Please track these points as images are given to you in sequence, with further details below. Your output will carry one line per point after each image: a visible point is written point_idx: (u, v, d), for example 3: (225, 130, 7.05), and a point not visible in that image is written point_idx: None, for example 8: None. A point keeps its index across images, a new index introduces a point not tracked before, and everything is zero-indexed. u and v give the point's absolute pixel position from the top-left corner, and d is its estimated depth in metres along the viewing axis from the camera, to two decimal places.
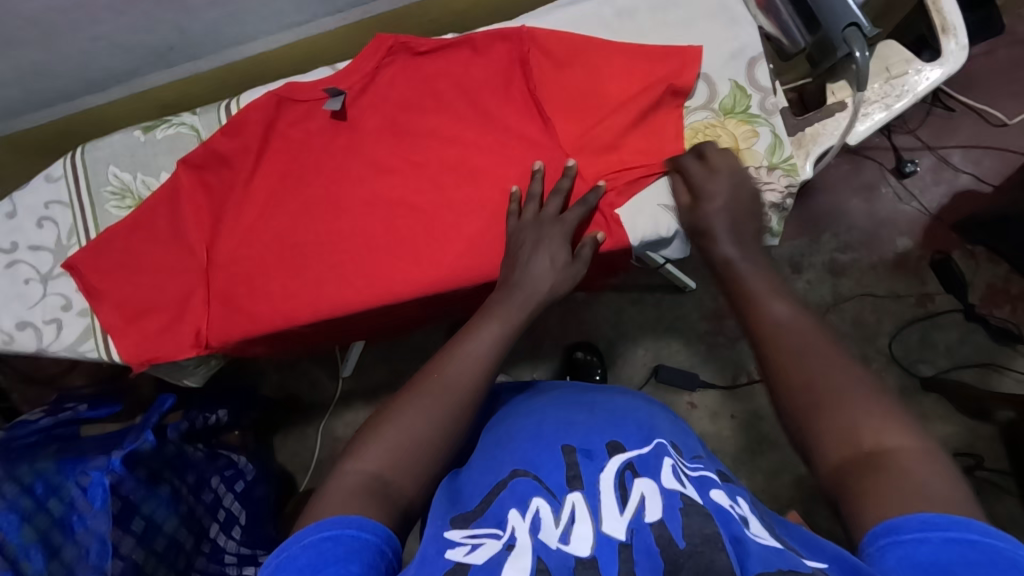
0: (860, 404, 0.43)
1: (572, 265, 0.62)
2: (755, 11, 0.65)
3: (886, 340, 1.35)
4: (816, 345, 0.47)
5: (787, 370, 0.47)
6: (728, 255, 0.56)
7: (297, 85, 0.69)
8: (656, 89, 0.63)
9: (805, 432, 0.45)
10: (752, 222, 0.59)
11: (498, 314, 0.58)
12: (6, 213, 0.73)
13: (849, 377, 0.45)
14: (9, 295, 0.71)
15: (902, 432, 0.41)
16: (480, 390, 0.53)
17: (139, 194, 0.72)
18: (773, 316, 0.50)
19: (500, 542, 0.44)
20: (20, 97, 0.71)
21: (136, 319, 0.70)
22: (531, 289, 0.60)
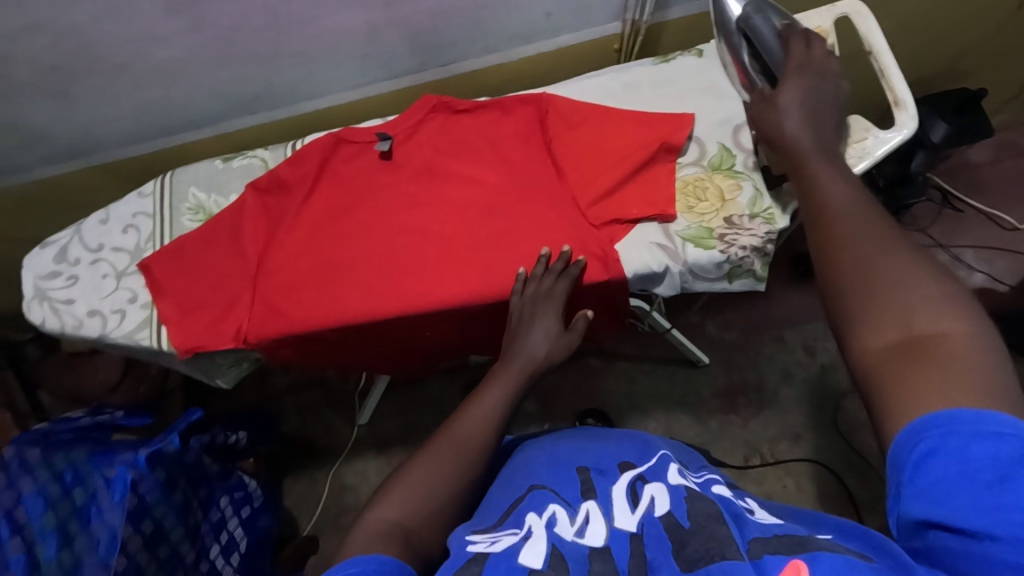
0: (918, 287, 0.40)
1: (567, 335, 0.70)
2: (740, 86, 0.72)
3: None
4: (878, 227, 0.44)
5: (841, 247, 0.44)
6: (791, 131, 0.55)
7: (353, 130, 0.83)
8: (654, 145, 0.74)
9: (846, 313, 0.42)
10: (824, 126, 0.57)
11: (498, 379, 0.62)
12: (100, 219, 0.86)
13: (909, 259, 0.41)
14: (88, 287, 0.83)
15: (958, 318, 0.38)
16: (487, 444, 0.56)
17: (210, 211, 0.85)
18: (835, 200, 0.47)
19: (517, 535, 0.46)
20: (131, 131, 0.88)
21: (189, 313, 0.80)
22: (527, 354, 0.66)
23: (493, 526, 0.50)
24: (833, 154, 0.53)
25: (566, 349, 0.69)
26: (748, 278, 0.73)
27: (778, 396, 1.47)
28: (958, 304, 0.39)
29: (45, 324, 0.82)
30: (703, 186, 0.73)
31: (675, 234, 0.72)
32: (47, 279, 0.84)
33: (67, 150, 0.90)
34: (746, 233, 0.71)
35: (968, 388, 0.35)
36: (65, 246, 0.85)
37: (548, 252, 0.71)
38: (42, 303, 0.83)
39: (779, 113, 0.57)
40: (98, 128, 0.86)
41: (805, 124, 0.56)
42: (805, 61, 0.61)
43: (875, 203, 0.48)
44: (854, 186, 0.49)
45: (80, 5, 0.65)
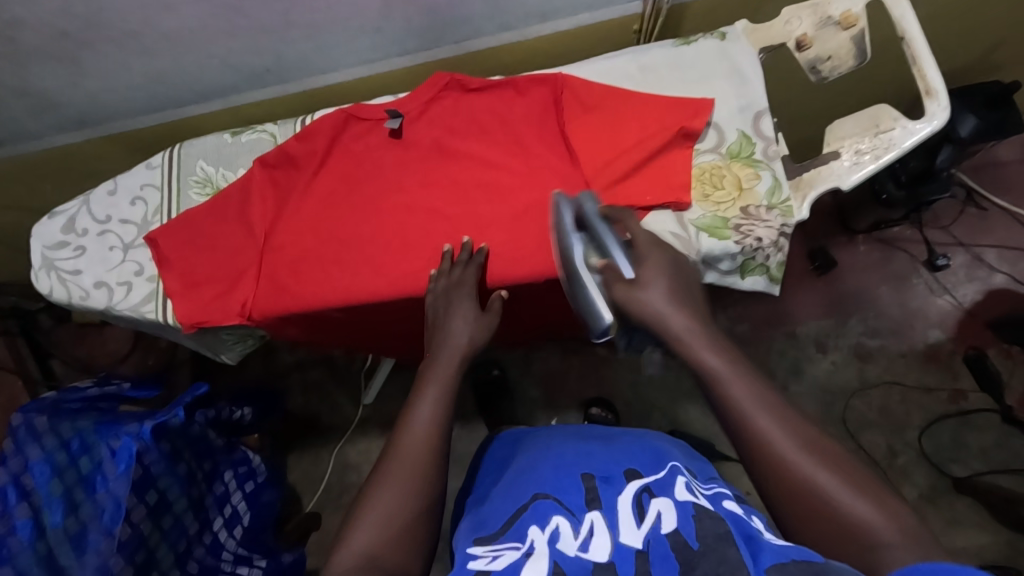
0: (842, 497, 0.46)
1: (484, 317, 0.72)
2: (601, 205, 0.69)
3: (916, 434, 1.41)
4: (791, 435, 0.49)
5: (779, 470, 0.48)
6: (666, 321, 0.60)
7: (363, 107, 0.81)
8: (670, 132, 0.72)
9: (808, 531, 0.47)
10: (691, 298, 0.63)
11: (430, 383, 0.63)
12: (108, 190, 0.86)
13: (833, 470, 0.47)
14: (96, 258, 0.83)
15: (885, 513, 0.44)
16: (435, 450, 0.58)
17: (218, 185, 0.84)
18: (742, 408, 0.51)
19: (518, 551, 0.49)
20: (141, 101, 0.87)
21: (195, 287, 0.79)
22: (454, 344, 0.68)
23: (495, 536, 0.53)
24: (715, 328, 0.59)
25: (490, 327, 0.72)
26: (760, 275, 0.71)
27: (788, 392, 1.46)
28: (878, 498, 0.46)
29: (53, 294, 0.83)
30: (720, 174, 0.71)
31: (689, 223, 0.70)
32: (55, 250, 0.84)
33: (78, 119, 0.89)
34: (762, 225, 0.68)
35: (914, 553, 0.42)
36: (73, 217, 0.85)
37: (469, 243, 0.73)
38: (50, 273, 0.83)
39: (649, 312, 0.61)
40: (109, 98, 0.85)
41: (670, 305, 0.60)
42: (651, 236, 0.65)
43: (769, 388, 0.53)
44: (745, 378, 0.53)
45: None
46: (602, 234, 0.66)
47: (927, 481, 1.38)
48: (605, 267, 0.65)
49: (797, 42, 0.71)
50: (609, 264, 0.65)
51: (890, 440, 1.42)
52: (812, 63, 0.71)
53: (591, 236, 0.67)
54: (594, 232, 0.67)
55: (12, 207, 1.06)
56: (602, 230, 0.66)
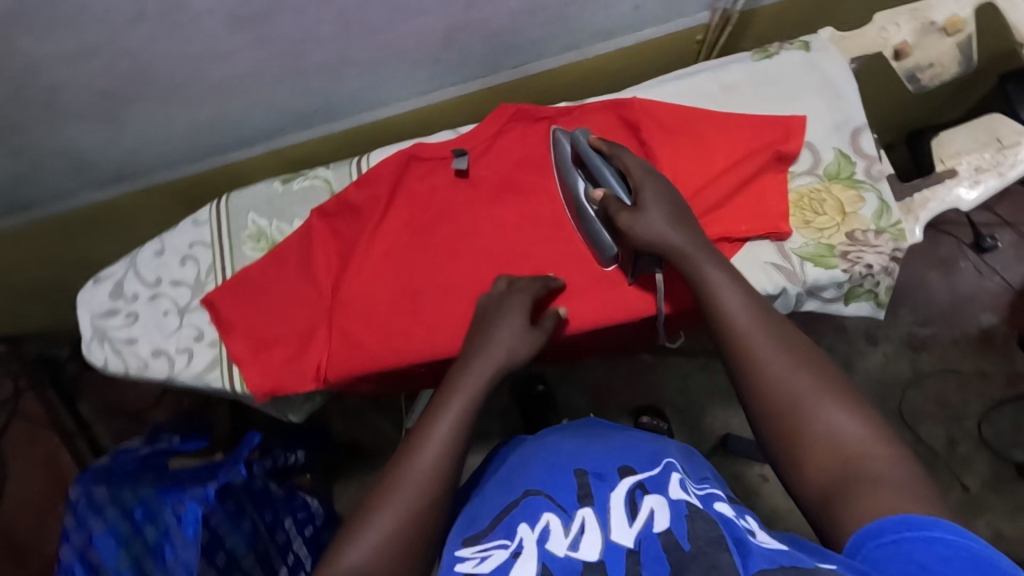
0: (834, 411, 0.48)
1: (535, 331, 0.64)
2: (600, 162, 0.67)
3: (975, 421, 1.37)
4: (786, 347, 0.52)
5: (768, 367, 0.51)
6: (677, 240, 0.60)
7: (424, 146, 0.76)
8: (764, 154, 0.67)
9: (790, 440, 0.49)
10: (695, 224, 0.62)
11: (456, 393, 0.57)
12: (155, 251, 0.81)
13: (818, 378, 0.50)
14: (150, 324, 0.79)
15: (871, 430, 0.47)
16: (445, 474, 0.52)
17: (273, 238, 0.79)
18: (737, 315, 0.55)
19: (506, 551, 0.48)
20: (181, 150, 0.81)
21: (264, 350, 0.75)
22: (490, 355, 0.61)
23: (484, 533, 0.51)
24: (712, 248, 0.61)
25: (534, 346, 0.64)
26: (867, 301, 0.67)
27: None
28: (863, 412, 0.48)
29: (108, 365, 0.78)
30: (820, 198, 0.67)
31: (792, 253, 0.66)
32: (106, 318, 0.79)
33: (115, 173, 0.84)
34: (872, 251, 0.64)
35: (908, 500, 0.42)
36: (120, 281, 0.80)
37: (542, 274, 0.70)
38: (104, 344, 0.79)
39: (663, 227, 0.61)
40: (148, 151, 0.80)
41: (671, 225, 0.61)
42: (642, 166, 0.65)
43: (765, 302, 0.56)
44: (746, 293, 0.56)
45: (139, 27, 0.58)
46: (600, 168, 0.67)
47: (989, 469, 1.35)
48: (603, 197, 0.65)
49: (895, 50, 0.67)
50: (607, 195, 0.65)
51: (949, 429, 1.38)
52: (911, 72, 0.67)
53: (590, 171, 0.67)
54: (592, 165, 0.67)
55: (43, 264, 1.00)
56: (598, 163, 0.67)
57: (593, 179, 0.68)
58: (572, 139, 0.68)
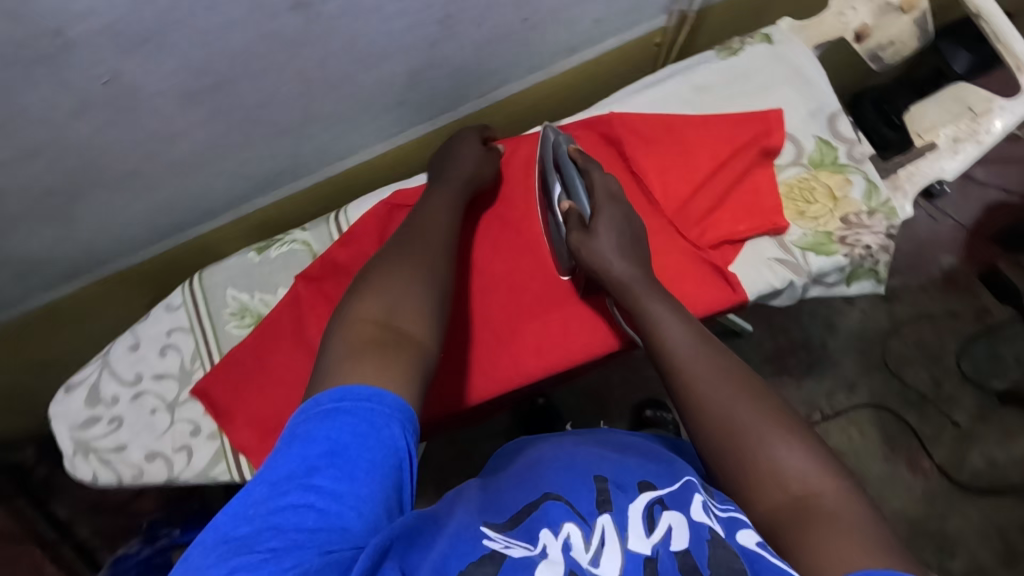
0: (780, 448, 0.45)
1: (490, 152, 0.72)
2: (575, 173, 0.67)
3: (954, 358, 1.33)
4: (726, 378, 0.50)
5: (712, 399, 0.49)
6: (620, 273, 0.59)
7: (404, 192, 0.73)
8: (749, 150, 0.68)
9: (735, 478, 0.46)
10: (641, 251, 0.63)
11: (443, 192, 0.65)
12: (129, 345, 0.75)
13: (760, 411, 0.48)
14: (138, 426, 0.72)
15: (816, 466, 0.44)
16: (446, 242, 0.60)
17: (259, 311, 0.74)
18: (679, 348, 0.53)
19: (530, 551, 0.41)
20: (141, 234, 0.75)
21: (270, 435, 0.70)
22: (461, 167, 0.68)
23: (502, 525, 0.44)
24: (655, 281, 0.61)
25: (495, 164, 0.72)
26: (868, 280, 0.68)
27: (828, 349, 1.34)
28: (808, 448, 0.46)
29: (97, 479, 0.72)
30: (809, 187, 0.67)
31: (792, 245, 0.67)
32: (85, 428, 0.73)
33: (68, 270, 0.77)
34: (868, 232, 0.65)
35: (857, 545, 0.39)
36: (96, 385, 0.74)
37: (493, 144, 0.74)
38: (90, 457, 0.72)
39: (606, 261, 0.60)
40: (103, 241, 0.73)
41: (617, 253, 0.61)
42: (609, 186, 0.66)
43: (710, 335, 0.55)
44: (688, 326, 0.55)
45: (83, 119, 0.53)
46: (575, 181, 0.66)
47: (975, 402, 1.30)
48: (569, 210, 0.65)
49: (856, 34, 0.69)
50: (573, 208, 0.65)
51: (932, 370, 1.33)
52: (873, 51, 0.68)
53: (565, 180, 0.67)
54: (567, 176, 0.67)
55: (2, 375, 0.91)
56: (574, 175, 0.67)
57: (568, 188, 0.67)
58: (555, 142, 0.69)
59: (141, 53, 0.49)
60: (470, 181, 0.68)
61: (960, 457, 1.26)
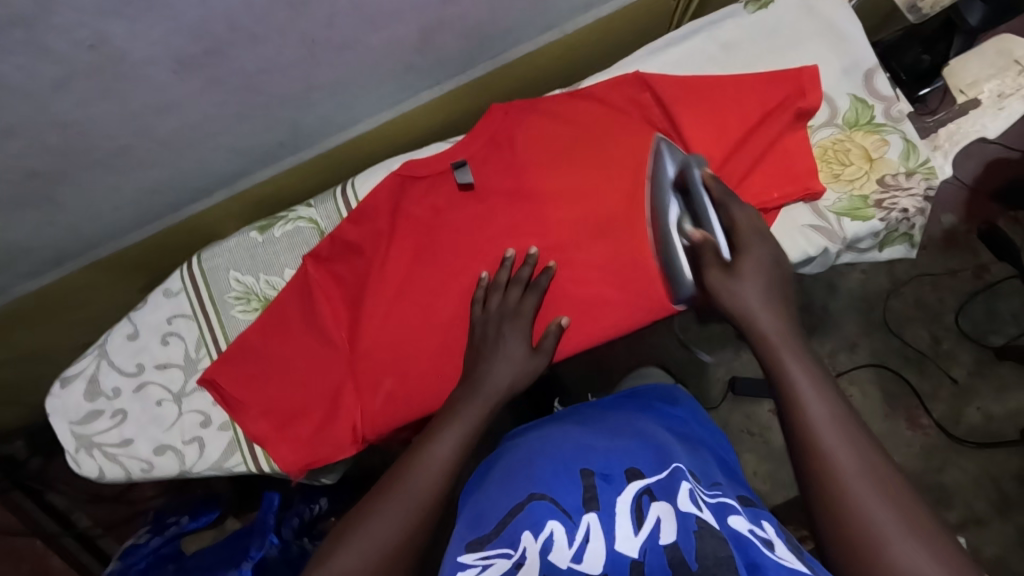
0: (909, 544, 0.42)
1: (533, 358, 0.63)
2: (709, 209, 0.60)
3: (953, 316, 1.28)
4: (868, 467, 0.46)
5: (842, 481, 0.45)
6: (766, 333, 0.54)
7: (416, 163, 0.69)
8: (783, 112, 0.64)
9: (844, 553, 0.44)
10: (787, 305, 0.57)
11: (454, 424, 0.56)
12: (128, 334, 0.70)
13: (897, 507, 0.44)
14: (144, 418, 0.69)
15: (947, 573, 0.41)
16: (443, 495, 0.52)
17: (265, 295, 0.70)
18: (819, 425, 0.48)
19: (510, 560, 0.41)
20: (132, 216, 0.70)
21: (285, 425, 0.67)
22: (494, 387, 0.60)
23: (486, 536, 0.44)
24: (805, 342, 0.54)
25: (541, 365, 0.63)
26: (902, 244, 0.66)
27: (829, 311, 1.29)
28: (949, 557, 0.42)
29: (105, 474, 0.69)
30: (844, 149, 0.64)
31: (827, 210, 0.64)
32: (87, 422, 0.69)
33: (55, 257, 0.72)
34: (905, 194, 0.63)
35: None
36: (95, 377, 0.70)
37: (536, 257, 0.64)
38: (94, 452, 0.69)
39: (749, 317, 0.55)
40: (92, 225, 0.68)
41: (762, 305, 0.55)
42: (753, 224, 0.59)
43: (853, 414, 0.49)
44: (831, 402, 0.49)
45: (66, 92, 0.48)
46: (709, 212, 0.60)
47: (973, 357, 1.26)
48: (701, 240, 0.59)
49: None
50: (705, 238, 0.59)
51: (932, 328, 1.28)
52: (911, 1, 0.70)
53: (695, 209, 0.61)
54: (696, 205, 0.61)
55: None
56: (706, 204, 0.61)
57: (697, 216, 0.61)
58: (689, 169, 0.62)
59: (128, 14, 0.44)
60: (501, 392, 0.60)
61: (956, 413, 1.24)
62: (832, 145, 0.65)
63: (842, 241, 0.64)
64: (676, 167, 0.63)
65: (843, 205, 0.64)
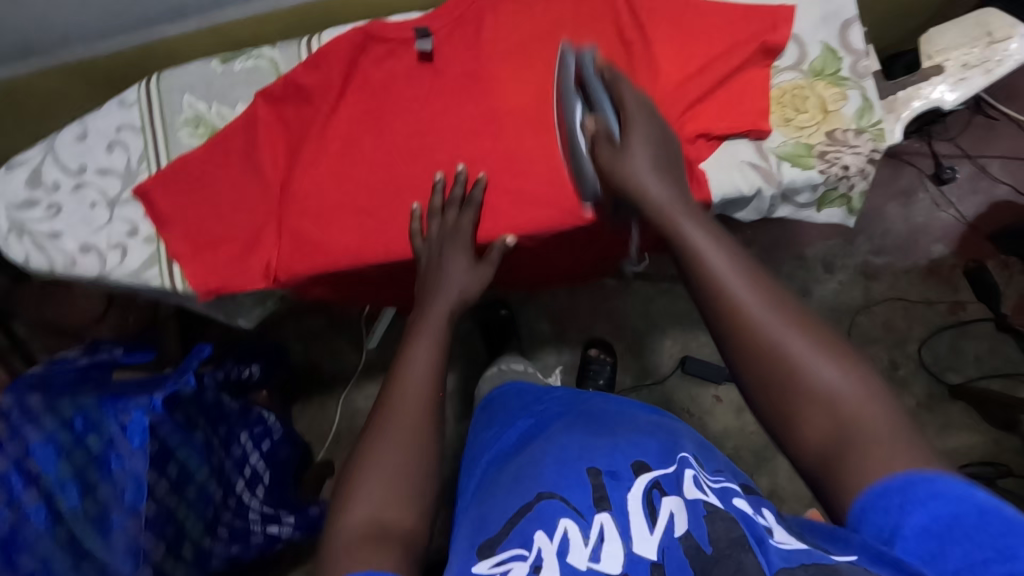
0: (824, 368, 0.42)
1: (480, 268, 0.63)
2: (600, 92, 0.57)
3: (916, 346, 1.22)
4: (773, 309, 0.44)
5: (745, 332, 0.44)
6: (661, 194, 0.52)
7: (383, 24, 0.69)
8: (749, 45, 0.63)
9: (775, 409, 0.43)
10: (677, 170, 0.55)
11: (421, 335, 0.56)
12: (76, 135, 0.72)
13: (803, 333, 0.43)
14: (76, 217, 0.71)
15: (859, 380, 0.41)
16: (431, 409, 0.52)
17: (213, 124, 0.71)
18: (721, 277, 0.46)
19: (527, 563, 0.41)
20: (100, 19, 0.71)
21: (205, 248, 0.69)
22: (445, 295, 0.60)
23: (497, 536, 0.45)
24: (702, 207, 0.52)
25: (484, 280, 0.64)
26: (839, 207, 0.67)
27: None
28: (851, 365, 0.42)
29: (29, 261, 0.71)
30: (802, 95, 0.64)
31: (770, 152, 0.63)
32: (23, 209, 0.71)
33: (22, 44, 0.73)
34: (850, 151, 0.62)
35: (896, 439, 0.38)
36: (38, 169, 0.72)
37: (463, 172, 0.64)
38: (23, 238, 0.71)
39: (643, 183, 0.52)
40: (60, 16, 0.69)
41: (652, 170, 0.53)
42: (640, 99, 0.56)
43: (748, 257, 0.48)
44: (725, 248, 0.48)
45: None
46: (599, 93, 0.57)
47: (926, 390, 1.21)
48: (593, 128, 0.56)
49: None
50: (600, 123, 0.56)
51: (893, 353, 1.22)
52: None
53: (588, 96, 0.58)
54: (590, 92, 0.58)
55: None
56: (598, 89, 0.57)
57: (591, 104, 0.58)
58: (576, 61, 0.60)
59: None
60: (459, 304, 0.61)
61: None
62: (790, 89, 0.64)
63: (777, 189, 0.63)
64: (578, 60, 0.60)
65: (790, 151, 0.63)
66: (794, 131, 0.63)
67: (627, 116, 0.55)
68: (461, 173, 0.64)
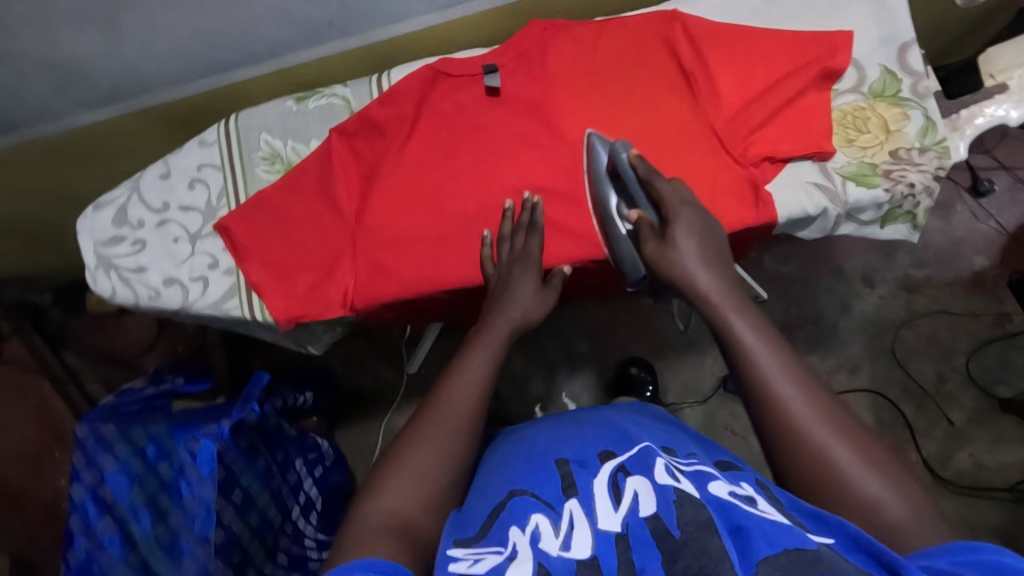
0: (812, 403, 0.45)
1: (544, 292, 0.64)
2: (638, 186, 0.62)
3: (963, 358, 1.18)
4: (772, 357, 0.48)
5: (745, 376, 0.48)
6: (674, 242, 0.57)
7: (451, 61, 0.72)
8: (809, 70, 0.65)
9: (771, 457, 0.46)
10: (702, 221, 0.60)
11: (480, 344, 0.57)
12: (160, 173, 0.76)
13: (800, 382, 0.46)
14: (159, 252, 0.74)
15: (841, 425, 0.44)
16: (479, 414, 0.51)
17: (289, 160, 0.75)
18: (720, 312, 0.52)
19: (501, 553, 0.39)
20: (182, 65, 0.75)
21: (285, 277, 0.72)
22: (507, 314, 0.60)
23: (471, 529, 0.43)
24: (703, 238, 0.58)
25: (547, 303, 0.64)
26: (904, 224, 0.67)
27: (839, 329, 1.21)
28: (886, 467, 0.42)
29: (115, 295, 0.74)
30: (864, 116, 0.65)
31: (834, 172, 0.65)
32: (109, 245, 0.75)
33: (109, 91, 0.78)
34: (915, 169, 0.64)
35: (877, 482, 0.41)
36: (124, 207, 0.76)
37: (531, 199, 0.66)
38: (110, 273, 0.74)
39: (667, 227, 0.58)
40: (146, 65, 0.74)
41: (682, 243, 0.57)
42: (677, 192, 0.60)
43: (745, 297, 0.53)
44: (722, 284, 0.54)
45: None
46: (635, 186, 0.62)
47: (976, 404, 1.16)
48: (637, 219, 0.61)
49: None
50: (640, 216, 0.61)
51: (939, 366, 1.18)
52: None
53: (624, 189, 0.63)
54: (626, 184, 0.63)
55: (68, 199, 0.99)
56: (635, 179, 0.62)
57: (629, 199, 0.64)
58: (611, 151, 0.63)
59: None
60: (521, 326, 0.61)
61: (946, 455, 1.14)
62: (852, 110, 0.66)
63: (841, 207, 0.64)
64: (606, 150, 0.65)
65: (852, 171, 0.65)
66: (857, 151, 0.65)
67: (664, 206, 0.60)
68: (529, 200, 0.66)
